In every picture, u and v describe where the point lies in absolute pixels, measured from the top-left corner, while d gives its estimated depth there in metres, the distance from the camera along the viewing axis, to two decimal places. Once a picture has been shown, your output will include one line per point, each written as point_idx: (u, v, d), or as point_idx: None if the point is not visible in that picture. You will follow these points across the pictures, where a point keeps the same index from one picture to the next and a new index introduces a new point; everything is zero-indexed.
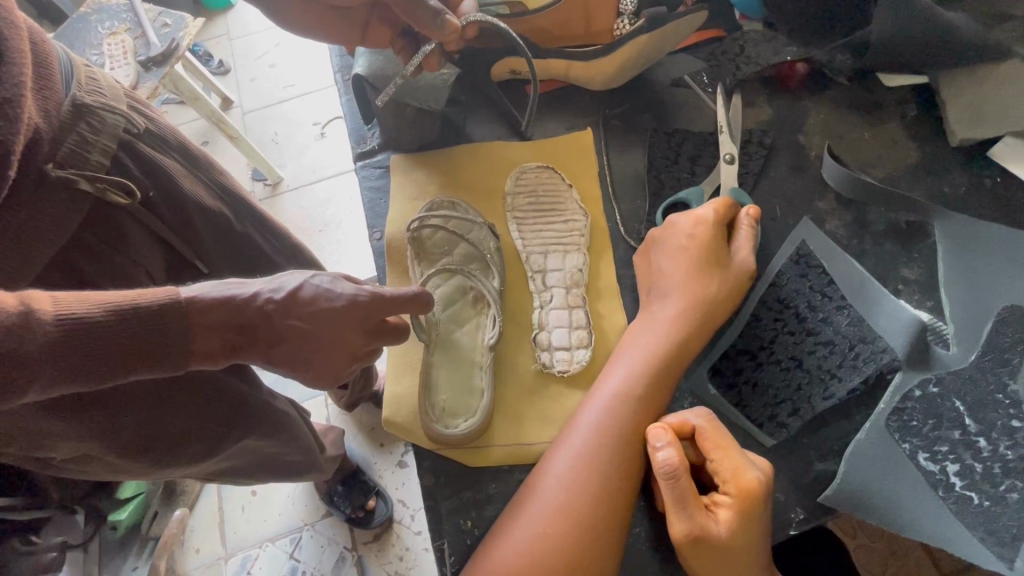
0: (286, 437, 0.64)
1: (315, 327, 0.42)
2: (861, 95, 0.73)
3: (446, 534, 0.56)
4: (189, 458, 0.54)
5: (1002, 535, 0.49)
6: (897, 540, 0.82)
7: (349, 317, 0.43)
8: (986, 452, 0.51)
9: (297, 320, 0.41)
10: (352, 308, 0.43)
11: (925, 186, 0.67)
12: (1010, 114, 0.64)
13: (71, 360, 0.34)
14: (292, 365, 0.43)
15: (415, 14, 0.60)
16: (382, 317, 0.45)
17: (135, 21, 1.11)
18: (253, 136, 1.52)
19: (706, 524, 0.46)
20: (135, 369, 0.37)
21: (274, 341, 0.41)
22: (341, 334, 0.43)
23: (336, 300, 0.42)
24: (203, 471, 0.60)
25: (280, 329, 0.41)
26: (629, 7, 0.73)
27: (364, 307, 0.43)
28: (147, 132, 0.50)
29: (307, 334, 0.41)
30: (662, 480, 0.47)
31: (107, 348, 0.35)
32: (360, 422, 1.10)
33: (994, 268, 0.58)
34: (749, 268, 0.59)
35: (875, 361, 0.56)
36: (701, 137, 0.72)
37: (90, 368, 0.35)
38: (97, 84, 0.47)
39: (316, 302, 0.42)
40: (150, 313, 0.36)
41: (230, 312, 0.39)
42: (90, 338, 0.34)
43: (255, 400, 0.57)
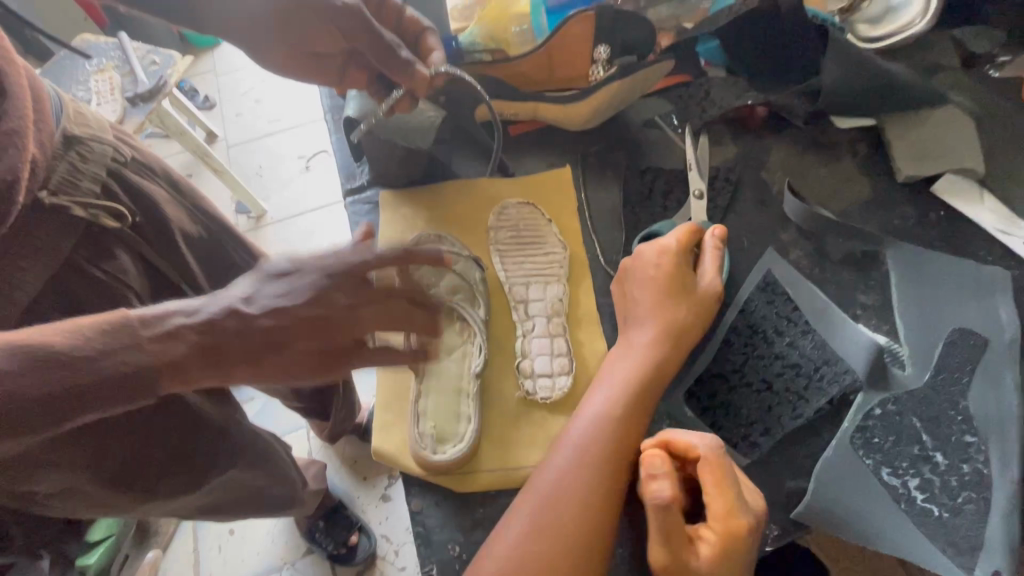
0: (268, 469, 0.66)
1: (264, 342, 0.37)
2: (816, 136, 0.80)
3: (435, 559, 0.57)
4: (173, 489, 0.55)
5: (962, 545, 0.52)
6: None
7: (309, 298, 0.38)
8: (943, 467, 0.55)
9: (244, 337, 0.37)
10: (317, 289, 0.38)
11: (877, 218, 0.73)
12: (949, 155, 0.71)
13: (27, 411, 0.34)
14: (315, 353, 0.38)
15: (388, 60, 0.64)
16: (352, 313, 0.38)
17: (123, 59, 1.15)
18: (238, 169, 1.55)
19: (687, 557, 0.47)
20: (111, 404, 0.36)
21: (218, 358, 0.37)
22: (291, 353, 0.38)
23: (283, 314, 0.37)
24: (184, 507, 0.60)
25: (249, 338, 0.37)
26: (603, 56, 0.79)
27: (316, 321, 0.37)
28: (133, 160, 0.53)
29: (256, 348, 0.37)
30: (654, 511, 0.47)
31: (65, 388, 0.35)
32: (343, 454, 1.11)
33: (940, 293, 0.63)
34: (715, 291, 0.63)
35: (838, 383, 0.60)
36: (673, 174, 0.77)
37: (49, 412, 0.35)
38: (84, 117, 0.50)
39: (258, 322, 0.37)
40: (108, 338, 0.36)
41: (184, 326, 0.37)
42: (43, 371, 0.34)
43: (238, 432, 0.60)
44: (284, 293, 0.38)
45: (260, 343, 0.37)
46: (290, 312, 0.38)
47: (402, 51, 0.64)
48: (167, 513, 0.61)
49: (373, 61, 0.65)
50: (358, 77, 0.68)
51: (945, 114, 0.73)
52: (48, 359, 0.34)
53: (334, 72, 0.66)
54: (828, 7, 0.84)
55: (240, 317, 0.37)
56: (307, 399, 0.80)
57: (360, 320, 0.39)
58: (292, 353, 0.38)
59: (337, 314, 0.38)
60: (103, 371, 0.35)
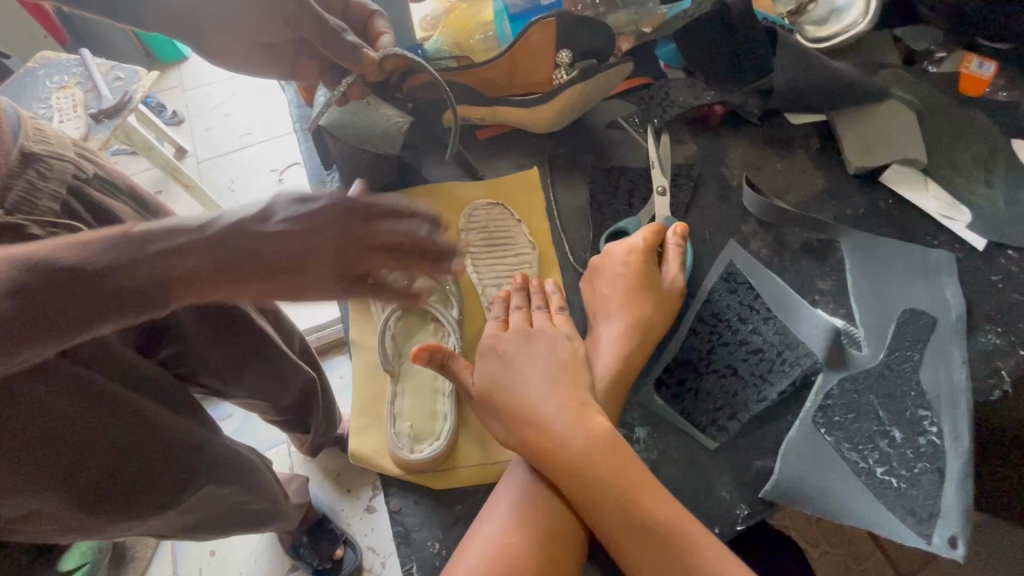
0: (247, 483, 0.67)
1: (274, 255, 0.37)
2: (771, 133, 0.83)
3: (416, 557, 0.57)
4: (145, 509, 0.54)
5: (920, 514, 0.55)
6: (859, 550, 1.06)
7: (327, 224, 0.38)
8: (901, 440, 0.58)
9: (253, 252, 0.37)
10: (323, 214, 0.39)
11: (831, 208, 0.76)
12: (895, 147, 0.75)
13: (46, 317, 0.34)
14: (300, 297, 0.39)
15: (334, 44, 0.65)
16: (366, 241, 0.39)
17: (86, 76, 1.13)
18: (209, 183, 1.54)
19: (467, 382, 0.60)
20: (126, 311, 0.37)
21: (224, 271, 0.37)
22: (307, 272, 0.38)
23: (288, 233, 0.38)
24: (163, 527, 0.60)
25: (263, 253, 0.37)
26: (565, 60, 0.81)
27: (332, 246, 0.38)
28: (96, 177, 0.53)
29: (267, 264, 0.38)
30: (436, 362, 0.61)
31: (80, 293, 0.35)
32: (326, 467, 1.10)
33: (890, 278, 0.67)
34: (679, 288, 0.66)
35: (800, 365, 0.63)
36: (637, 172, 0.79)
37: (67, 320, 0.35)
38: (44, 134, 0.50)
39: (268, 236, 0.38)
40: (119, 249, 0.36)
41: (195, 240, 0.37)
42: (56, 279, 0.34)
43: (215, 447, 0.60)
44: (291, 211, 0.38)
45: (276, 274, 0.38)
46: (301, 233, 0.38)
47: (348, 36, 0.65)
48: (143, 534, 0.60)
49: (319, 48, 0.67)
50: (309, 64, 0.70)
51: (888, 107, 0.77)
52: (62, 269, 0.34)
53: (286, 60, 0.68)
54: (777, 10, 0.88)
55: (249, 232, 0.37)
56: (284, 412, 0.81)
57: (375, 256, 0.40)
58: (306, 282, 0.38)
59: (353, 241, 0.39)
60: (123, 281, 0.36)
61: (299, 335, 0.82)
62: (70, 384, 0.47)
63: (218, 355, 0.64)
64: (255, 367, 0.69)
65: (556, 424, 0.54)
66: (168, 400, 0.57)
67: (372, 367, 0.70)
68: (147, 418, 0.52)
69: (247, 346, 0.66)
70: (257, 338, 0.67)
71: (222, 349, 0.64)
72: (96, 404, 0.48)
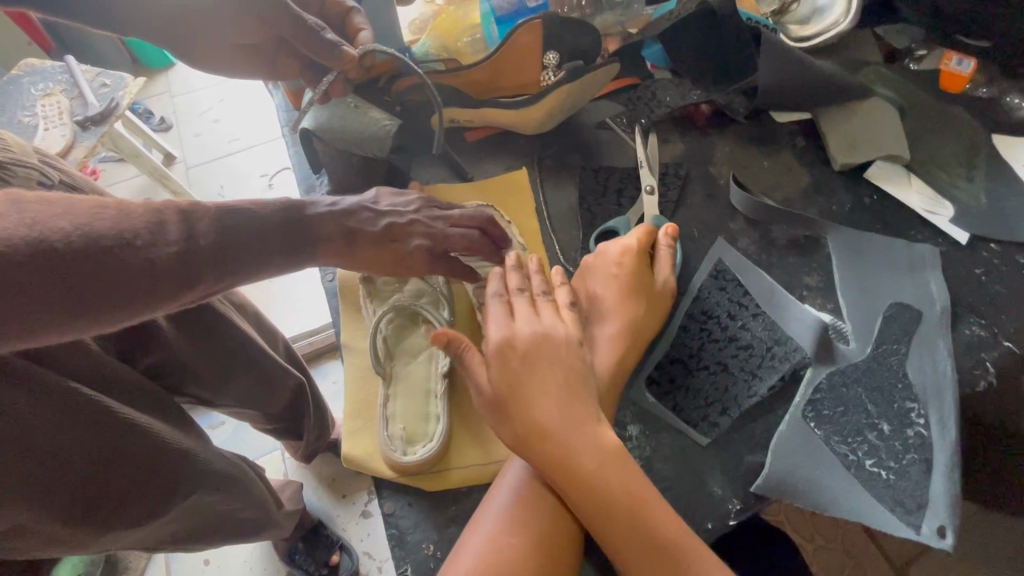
0: (235, 492, 0.66)
1: (382, 232, 0.53)
2: (757, 131, 0.84)
3: (410, 559, 0.57)
4: (131, 519, 0.54)
5: (908, 505, 0.56)
6: (854, 545, 1.08)
7: (426, 215, 0.57)
8: (889, 433, 0.59)
9: (370, 225, 0.53)
10: (421, 208, 0.57)
11: (817, 205, 0.77)
12: (878, 143, 0.76)
13: (232, 255, 0.43)
14: (397, 260, 0.54)
15: (314, 43, 0.67)
16: (449, 228, 0.58)
17: (71, 82, 1.13)
18: (199, 189, 1.54)
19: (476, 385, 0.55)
20: (282, 256, 0.47)
21: (346, 239, 0.51)
22: (403, 247, 0.54)
23: (399, 215, 0.55)
24: (150, 538, 0.60)
25: (378, 228, 0.53)
26: (552, 62, 0.82)
27: (426, 226, 0.56)
28: (62, 183, 0.53)
29: (373, 239, 0.53)
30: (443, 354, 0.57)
31: (253, 240, 0.45)
32: (321, 472, 1.09)
33: (876, 272, 0.68)
34: (669, 288, 0.66)
35: (788, 360, 0.64)
36: (625, 172, 0.80)
37: (244, 260, 0.44)
38: (6, 142, 0.50)
39: (380, 216, 0.54)
40: (281, 214, 0.48)
41: (329, 213, 0.51)
42: (239, 228, 0.44)
43: (201, 454, 0.60)
44: (397, 205, 0.56)
45: (380, 242, 0.53)
46: (409, 216, 0.56)
47: (327, 34, 0.67)
48: (127, 546, 0.59)
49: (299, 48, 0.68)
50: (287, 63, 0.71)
51: (871, 104, 0.78)
52: (245, 221, 0.45)
53: (262, 59, 0.69)
54: (761, 10, 0.89)
55: (370, 213, 0.54)
56: (276, 417, 0.81)
57: (454, 237, 0.58)
58: (389, 242, 0.54)
59: (440, 222, 0.58)
60: (286, 234, 0.47)
61: (283, 340, 0.83)
62: (50, 392, 0.47)
63: (203, 364, 0.64)
64: (241, 374, 0.69)
65: (570, 434, 0.51)
66: (152, 407, 0.57)
67: (364, 370, 0.69)
68: (132, 425, 0.52)
69: (229, 353, 0.66)
70: (236, 344, 0.67)
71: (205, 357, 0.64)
72: (80, 413, 0.49)
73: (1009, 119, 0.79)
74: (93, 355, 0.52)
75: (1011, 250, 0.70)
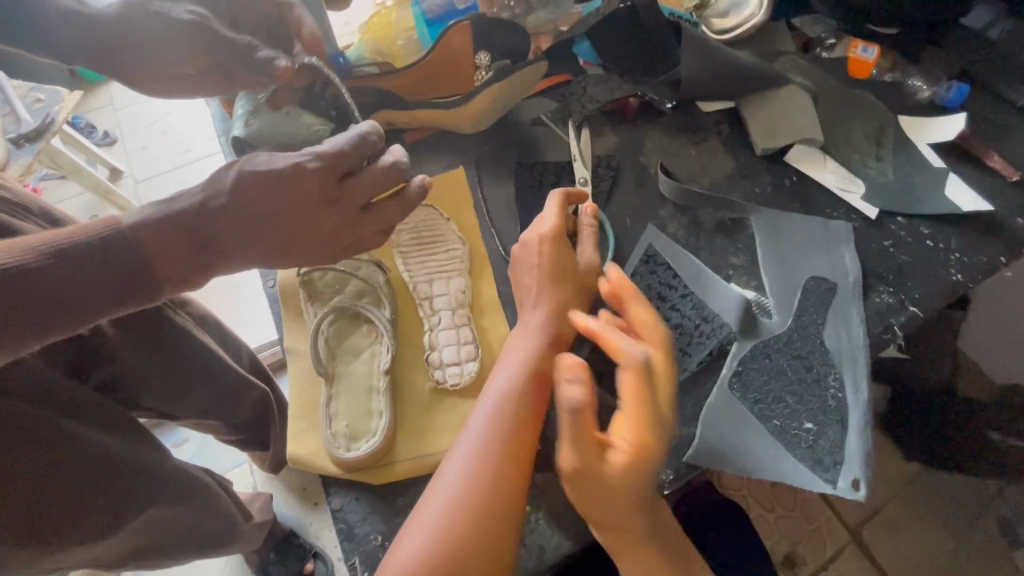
0: (197, 504, 0.66)
1: (271, 217, 0.46)
2: (685, 120, 0.88)
3: (359, 551, 0.59)
4: (82, 538, 0.54)
5: (826, 462, 0.60)
6: (811, 510, 1.13)
7: (305, 175, 0.46)
8: (807, 397, 0.64)
9: (253, 213, 0.45)
10: (291, 175, 0.46)
11: (741, 188, 0.82)
12: (791, 129, 0.81)
13: (152, 265, 0.41)
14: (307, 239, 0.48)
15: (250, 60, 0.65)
16: (333, 180, 0.48)
17: (2, 99, 1.09)
18: (149, 204, 1.50)
19: (598, 463, 0.50)
20: (211, 259, 0.44)
21: (245, 237, 0.45)
22: (298, 220, 0.47)
23: (279, 187, 0.45)
24: (106, 556, 0.60)
25: (255, 215, 0.45)
26: (484, 62, 0.84)
27: (306, 183, 0.47)
28: (4, 201, 0.53)
29: (263, 226, 0.46)
30: (569, 415, 0.49)
31: (174, 246, 0.42)
32: (289, 483, 0.98)
33: (794, 249, 0.73)
34: (594, 265, 0.69)
35: (715, 335, 0.68)
36: (559, 166, 0.82)
37: (171, 269, 0.42)
38: None
39: (257, 194, 0.45)
40: (196, 214, 0.43)
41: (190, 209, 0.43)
42: (150, 236, 0.41)
43: (157, 468, 0.60)
44: (271, 177, 0.45)
45: (283, 229, 0.46)
46: (291, 188, 0.46)
47: (262, 52, 0.65)
48: (82, 565, 0.59)
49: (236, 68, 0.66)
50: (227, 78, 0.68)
51: (785, 93, 0.83)
52: (158, 226, 0.41)
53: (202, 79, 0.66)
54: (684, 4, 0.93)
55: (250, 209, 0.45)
56: (240, 429, 0.81)
57: (346, 195, 0.50)
58: (309, 238, 0.48)
59: (320, 191, 0.48)
60: (208, 236, 0.43)
61: (246, 348, 0.83)
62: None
63: (161, 380, 0.64)
64: (199, 386, 0.69)
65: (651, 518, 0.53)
66: (108, 424, 0.57)
67: (309, 372, 0.70)
68: (75, 444, 0.52)
69: (189, 364, 0.66)
70: (195, 352, 0.67)
71: (162, 371, 0.64)
72: (24, 434, 0.48)
73: (912, 100, 0.85)
74: (47, 374, 0.52)
75: (916, 222, 0.76)
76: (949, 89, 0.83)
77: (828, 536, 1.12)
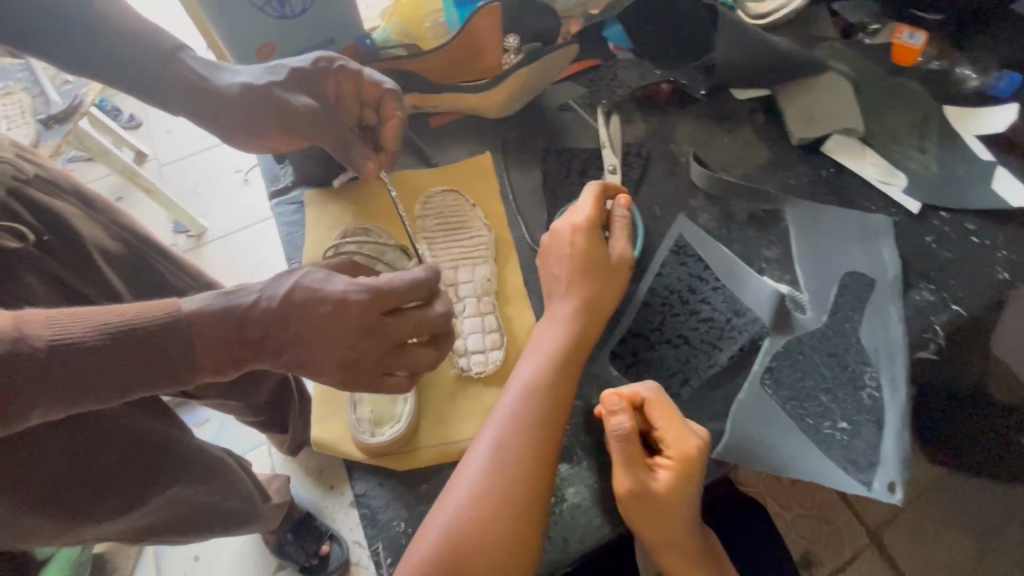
0: (218, 482, 0.67)
1: (305, 336, 0.43)
2: (718, 108, 0.85)
3: (382, 537, 0.59)
4: (108, 512, 0.55)
5: (861, 463, 0.59)
6: (830, 511, 1.11)
7: (350, 305, 0.44)
8: (842, 396, 0.62)
9: (288, 331, 0.43)
10: (337, 307, 0.44)
11: (775, 179, 0.79)
12: (830, 117, 0.78)
13: (142, 369, 0.39)
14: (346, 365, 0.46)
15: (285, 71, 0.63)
16: (381, 310, 0.46)
17: (32, 80, 1.11)
18: (172, 188, 1.52)
19: (646, 481, 0.53)
20: (214, 368, 0.42)
21: (278, 349, 0.43)
22: (332, 345, 0.44)
23: (323, 305, 0.44)
24: (131, 529, 0.61)
25: (287, 333, 0.43)
26: (512, 45, 0.83)
27: (349, 313, 0.44)
28: (38, 178, 0.53)
29: (293, 341, 0.43)
30: (615, 440, 0.54)
31: (173, 351, 0.40)
32: (307, 466, 1.05)
33: (831, 243, 0.71)
34: (628, 258, 0.67)
35: (747, 330, 0.66)
36: (587, 153, 0.81)
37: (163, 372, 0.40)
38: None
39: (299, 313, 0.43)
40: (214, 315, 0.41)
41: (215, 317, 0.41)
42: (149, 337, 0.39)
43: (182, 445, 0.61)
44: (318, 298, 0.44)
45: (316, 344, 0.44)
46: (335, 309, 0.44)
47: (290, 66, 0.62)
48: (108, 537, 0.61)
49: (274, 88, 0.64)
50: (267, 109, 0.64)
51: (825, 80, 0.79)
52: (162, 328, 0.39)
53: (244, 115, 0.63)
54: None
55: (285, 328, 0.43)
56: (259, 410, 0.82)
57: (390, 325, 0.47)
58: (345, 366, 0.46)
59: (368, 321, 0.45)
60: (219, 343, 0.41)
61: None
62: None
63: None
64: None
65: (688, 527, 0.56)
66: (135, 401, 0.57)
67: None
68: (101, 419, 0.53)
69: None
70: None
71: None
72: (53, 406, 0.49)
73: (959, 90, 0.81)
74: None
75: (961, 218, 0.73)
76: (999, 78, 0.79)
77: (846, 537, 1.10)
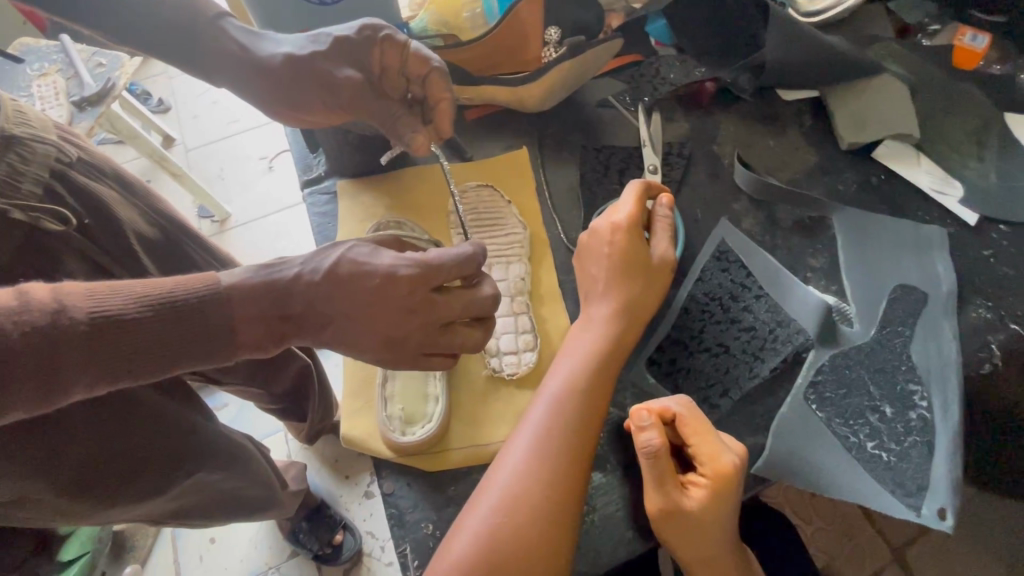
0: (242, 470, 0.67)
1: (351, 311, 0.42)
2: (763, 108, 0.82)
3: (409, 538, 0.58)
4: (135, 494, 0.55)
5: (910, 486, 0.56)
6: (852, 526, 1.08)
7: (397, 280, 0.43)
8: (892, 416, 0.59)
9: (331, 305, 0.42)
10: (381, 282, 0.43)
11: (822, 185, 0.76)
12: (883, 122, 0.75)
13: (182, 342, 0.38)
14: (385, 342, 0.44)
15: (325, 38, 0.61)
16: (428, 286, 0.45)
17: (67, 62, 1.11)
18: (198, 173, 1.52)
19: (680, 499, 0.51)
20: (256, 344, 0.41)
21: (323, 323, 0.42)
22: (378, 323, 0.43)
23: (370, 279, 0.42)
24: (156, 512, 0.61)
25: (331, 310, 0.42)
26: (553, 38, 0.81)
27: (396, 287, 0.43)
28: (81, 161, 0.53)
29: (337, 316, 0.42)
30: (646, 459, 0.51)
31: (215, 325, 0.39)
32: (322, 455, 1.09)
33: (882, 254, 0.67)
34: (669, 260, 0.64)
35: (791, 342, 0.63)
36: (626, 151, 0.78)
37: (204, 346, 0.39)
38: (25, 116, 0.49)
39: (343, 286, 0.42)
40: (256, 288, 0.40)
41: (257, 290, 0.40)
42: (189, 312, 0.38)
43: (210, 433, 0.61)
44: (362, 271, 0.43)
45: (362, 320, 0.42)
46: (381, 284, 0.43)
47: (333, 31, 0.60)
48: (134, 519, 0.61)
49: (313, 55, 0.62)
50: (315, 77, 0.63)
51: (879, 83, 0.76)
52: (203, 300, 0.38)
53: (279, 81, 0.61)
54: None
55: (328, 302, 0.42)
56: (282, 399, 0.81)
57: (436, 303, 0.45)
58: (390, 342, 0.44)
59: (414, 298, 0.44)
60: (261, 317, 0.40)
61: None
62: None
63: None
64: None
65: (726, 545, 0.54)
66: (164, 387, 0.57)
67: None
68: (131, 405, 0.52)
69: None
70: None
71: None
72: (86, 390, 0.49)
73: None
74: None
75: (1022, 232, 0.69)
76: None
77: (869, 553, 1.07)
